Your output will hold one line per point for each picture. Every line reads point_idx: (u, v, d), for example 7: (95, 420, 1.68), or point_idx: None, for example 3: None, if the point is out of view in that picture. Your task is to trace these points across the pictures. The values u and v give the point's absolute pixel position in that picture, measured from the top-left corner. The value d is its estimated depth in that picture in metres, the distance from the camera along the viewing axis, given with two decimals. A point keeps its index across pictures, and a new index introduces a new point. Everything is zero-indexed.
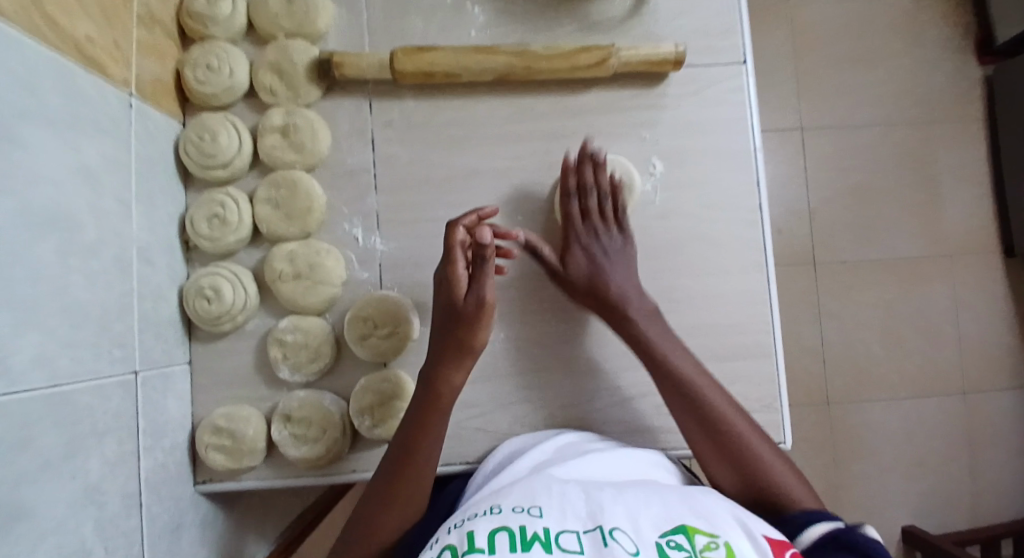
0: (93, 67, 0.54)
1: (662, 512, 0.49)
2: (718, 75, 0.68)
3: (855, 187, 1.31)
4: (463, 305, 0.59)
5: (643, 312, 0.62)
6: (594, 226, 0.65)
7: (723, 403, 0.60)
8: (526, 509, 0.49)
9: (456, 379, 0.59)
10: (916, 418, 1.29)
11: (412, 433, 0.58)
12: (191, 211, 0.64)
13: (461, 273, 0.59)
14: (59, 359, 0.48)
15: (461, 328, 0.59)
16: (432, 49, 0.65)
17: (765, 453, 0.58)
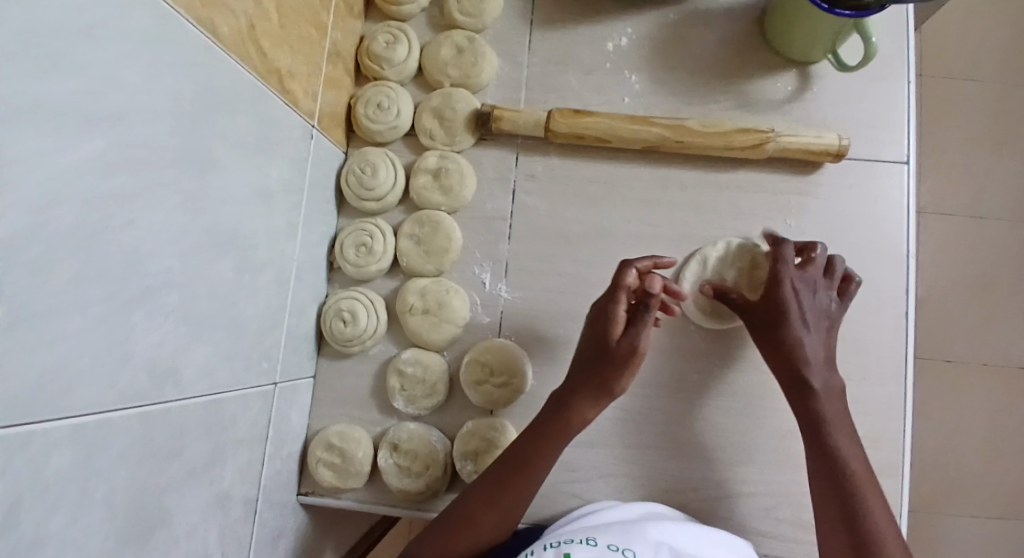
0: (286, 96, 0.58)
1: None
2: (876, 172, 0.66)
3: (979, 282, 1.23)
4: (614, 346, 0.59)
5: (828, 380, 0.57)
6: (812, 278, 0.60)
7: (868, 494, 0.53)
8: (618, 549, 0.51)
9: (589, 414, 0.59)
10: (1014, 543, 1.18)
11: (532, 450, 0.58)
12: (340, 237, 0.68)
13: (620, 313, 0.59)
14: (219, 369, 0.52)
15: (609, 364, 0.58)
16: (588, 114, 0.67)
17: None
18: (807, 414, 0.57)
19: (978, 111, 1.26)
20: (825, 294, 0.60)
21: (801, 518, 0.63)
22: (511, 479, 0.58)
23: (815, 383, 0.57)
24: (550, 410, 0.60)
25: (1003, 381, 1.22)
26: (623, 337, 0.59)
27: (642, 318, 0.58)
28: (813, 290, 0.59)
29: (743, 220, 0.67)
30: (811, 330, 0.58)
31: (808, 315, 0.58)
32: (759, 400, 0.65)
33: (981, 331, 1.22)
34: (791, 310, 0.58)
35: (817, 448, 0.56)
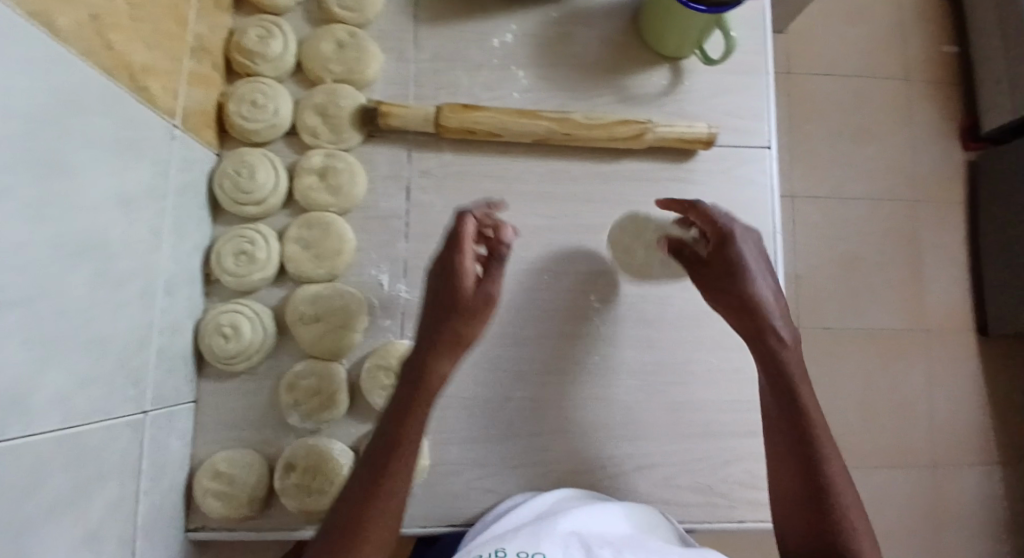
0: (142, 95, 0.52)
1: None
2: (747, 158, 0.70)
3: (845, 260, 1.37)
4: (467, 300, 0.54)
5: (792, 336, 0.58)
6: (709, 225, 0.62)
7: (824, 438, 0.56)
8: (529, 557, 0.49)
9: (445, 369, 0.55)
10: (887, 489, 1.34)
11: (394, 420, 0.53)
12: (216, 246, 0.64)
13: (468, 265, 0.55)
14: (76, 398, 0.47)
15: (446, 314, 0.54)
16: (478, 109, 0.67)
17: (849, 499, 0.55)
18: (774, 366, 0.57)
19: (835, 106, 1.40)
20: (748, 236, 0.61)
21: (701, 485, 0.66)
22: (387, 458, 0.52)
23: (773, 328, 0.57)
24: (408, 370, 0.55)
25: (870, 346, 1.36)
26: (450, 286, 0.55)
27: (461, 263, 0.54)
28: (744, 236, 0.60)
29: (631, 208, 0.69)
30: (757, 276, 0.58)
31: (758, 264, 0.59)
32: (659, 380, 0.68)
33: (849, 304, 1.36)
34: (748, 264, 0.58)
35: (780, 393, 0.57)
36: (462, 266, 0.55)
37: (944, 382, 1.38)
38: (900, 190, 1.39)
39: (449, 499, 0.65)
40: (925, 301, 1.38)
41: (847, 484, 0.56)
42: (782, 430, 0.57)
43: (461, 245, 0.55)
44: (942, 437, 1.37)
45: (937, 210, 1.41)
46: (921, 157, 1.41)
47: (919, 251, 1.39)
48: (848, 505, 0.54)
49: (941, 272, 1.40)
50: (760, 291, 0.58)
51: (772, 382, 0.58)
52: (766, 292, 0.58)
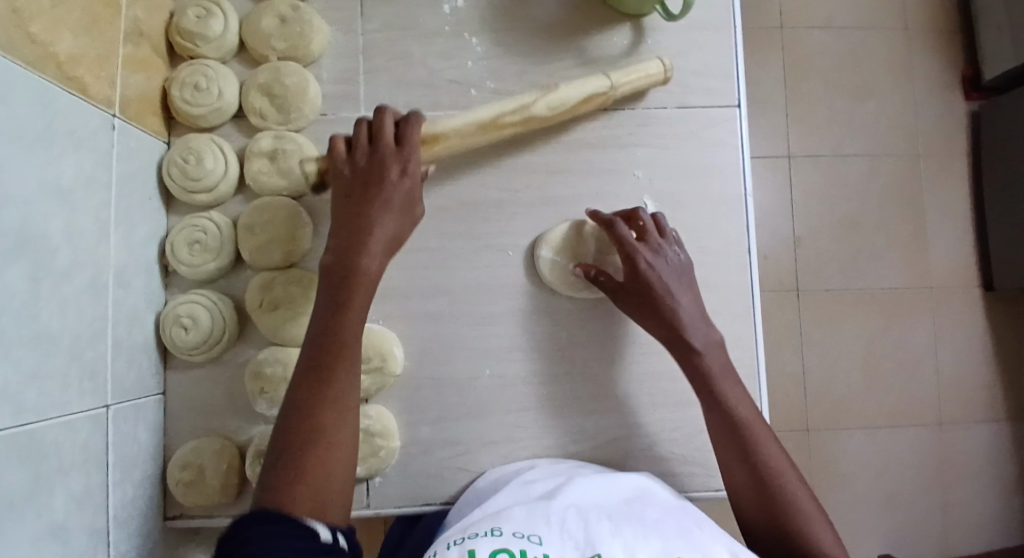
0: (75, 85, 0.51)
1: (660, 547, 0.47)
2: (716, 117, 0.67)
3: (842, 219, 1.33)
4: (389, 201, 0.56)
5: (708, 337, 0.59)
6: (655, 243, 0.61)
7: (760, 431, 0.57)
8: (526, 538, 0.47)
9: (374, 266, 0.54)
10: (890, 447, 1.33)
11: (316, 355, 0.51)
12: (170, 236, 0.63)
13: (393, 173, 0.56)
14: (28, 395, 0.46)
15: (391, 177, 0.56)
16: (438, 139, 0.61)
17: (801, 496, 0.55)
18: (709, 389, 0.58)
19: (828, 59, 1.34)
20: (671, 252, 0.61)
21: (678, 454, 0.65)
22: (324, 368, 0.50)
23: (695, 342, 0.59)
24: (335, 283, 0.53)
25: (870, 305, 1.33)
26: (393, 165, 0.57)
27: (410, 150, 0.58)
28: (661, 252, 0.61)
29: (597, 174, 0.67)
30: (677, 294, 0.60)
31: (679, 289, 0.60)
32: (632, 351, 0.66)
33: (847, 263, 1.33)
34: (659, 284, 0.60)
35: (718, 405, 0.58)
36: (406, 146, 0.58)
37: (949, 338, 1.35)
38: (897, 143, 1.35)
39: (423, 478, 0.65)
40: (927, 257, 1.34)
41: (796, 482, 0.56)
42: (725, 437, 0.57)
43: (407, 138, 0.58)
44: (947, 394, 1.35)
45: (937, 162, 1.36)
46: (919, 107, 1.35)
47: (919, 205, 1.35)
48: (801, 500, 0.55)
49: (944, 226, 1.35)
50: (681, 306, 0.59)
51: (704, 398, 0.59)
52: (685, 303, 0.60)
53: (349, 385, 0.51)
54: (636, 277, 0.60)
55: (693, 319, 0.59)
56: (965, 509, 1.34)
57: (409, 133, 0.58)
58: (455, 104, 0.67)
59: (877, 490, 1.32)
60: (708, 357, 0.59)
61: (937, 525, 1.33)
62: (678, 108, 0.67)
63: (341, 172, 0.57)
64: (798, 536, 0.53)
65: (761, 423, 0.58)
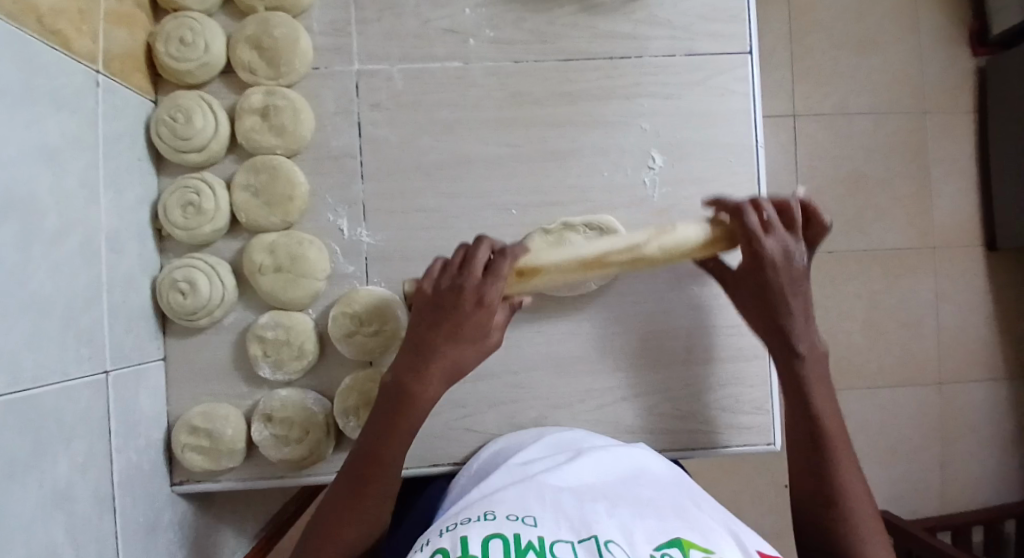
0: (56, 40, 0.48)
1: (658, 524, 0.47)
2: (725, 64, 0.65)
3: (846, 177, 1.31)
4: (465, 323, 0.52)
5: (824, 388, 0.57)
6: (777, 232, 0.54)
7: (835, 434, 0.56)
8: (519, 519, 0.46)
9: (430, 390, 0.53)
10: (889, 405, 1.34)
11: (379, 433, 0.53)
12: (162, 198, 0.61)
13: (466, 306, 0.52)
14: (23, 362, 0.44)
15: (467, 307, 0.52)
16: (537, 272, 0.55)
17: (874, 542, 0.52)
18: (796, 388, 0.57)
19: (835, 11, 1.30)
20: (798, 254, 0.55)
21: (684, 412, 0.65)
22: (363, 485, 0.53)
23: (797, 345, 0.56)
24: (399, 390, 0.53)
25: (873, 265, 1.32)
26: (473, 284, 0.52)
27: (491, 287, 0.52)
28: (788, 255, 0.55)
29: (601, 128, 0.64)
30: (794, 307, 0.56)
31: (799, 315, 0.56)
32: (640, 310, 0.64)
33: (851, 222, 1.31)
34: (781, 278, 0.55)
35: (800, 403, 0.57)
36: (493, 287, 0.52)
37: (950, 296, 1.34)
38: (903, 99, 1.32)
39: (430, 441, 0.64)
40: (931, 215, 1.33)
41: (872, 528, 0.53)
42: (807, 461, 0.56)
43: (495, 270, 0.52)
44: (947, 352, 1.35)
45: (943, 117, 1.33)
46: (927, 60, 1.32)
47: (924, 162, 1.32)
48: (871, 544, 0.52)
49: (948, 183, 1.33)
50: (790, 322, 0.56)
51: (797, 416, 0.57)
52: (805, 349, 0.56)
53: (382, 483, 0.53)
54: (756, 271, 0.55)
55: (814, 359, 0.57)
56: (961, 464, 1.36)
57: (497, 268, 0.52)
58: (453, 55, 0.64)
59: (875, 447, 1.34)
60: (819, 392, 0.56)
61: (933, 480, 1.35)
62: (686, 56, 0.64)
63: (424, 287, 0.54)
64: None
65: (837, 426, 0.56)
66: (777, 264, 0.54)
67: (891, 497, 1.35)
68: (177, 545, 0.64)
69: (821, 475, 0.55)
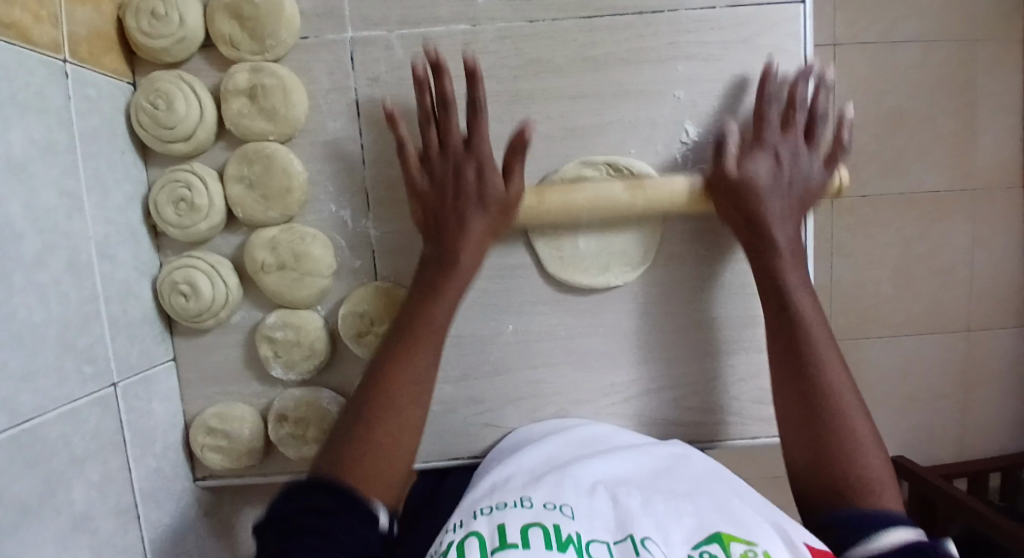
0: (10, 32, 0.42)
1: (696, 520, 0.44)
2: (771, 16, 0.56)
3: (889, 118, 1.20)
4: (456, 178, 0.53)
5: (802, 300, 0.53)
6: (794, 130, 0.54)
7: (835, 376, 0.51)
8: (556, 507, 0.45)
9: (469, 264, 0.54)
10: (918, 358, 1.30)
11: (382, 370, 0.51)
12: (153, 193, 0.56)
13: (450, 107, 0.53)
14: (20, 396, 0.42)
15: (468, 179, 0.53)
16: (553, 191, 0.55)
17: (862, 435, 0.49)
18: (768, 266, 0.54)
19: None
20: (809, 162, 0.54)
21: (715, 404, 0.61)
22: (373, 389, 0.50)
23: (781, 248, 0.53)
24: (409, 316, 0.53)
25: (911, 213, 1.24)
26: (474, 168, 0.53)
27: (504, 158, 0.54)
28: (797, 161, 0.53)
29: (627, 97, 0.57)
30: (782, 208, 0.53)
31: (776, 188, 0.53)
32: (668, 299, 0.60)
33: (891, 167, 1.22)
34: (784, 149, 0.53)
35: (799, 336, 0.52)
36: (504, 182, 0.53)
37: (992, 244, 1.27)
38: (959, 24, 1.19)
39: (448, 436, 0.62)
40: (979, 156, 1.23)
41: (854, 407, 0.51)
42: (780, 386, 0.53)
43: (474, 127, 0.53)
44: (984, 302, 1.29)
45: (1003, 44, 1.20)
46: None
47: (976, 97, 1.21)
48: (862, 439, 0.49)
49: (1001, 120, 1.22)
50: (776, 240, 0.53)
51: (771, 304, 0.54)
52: (773, 200, 0.53)
53: (406, 381, 0.51)
54: (777, 182, 0.53)
55: (781, 220, 0.53)
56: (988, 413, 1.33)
57: (514, 166, 0.53)
58: (458, 17, 0.57)
59: (899, 400, 1.32)
60: (796, 293, 0.53)
61: (956, 429, 1.33)
62: (727, 8, 0.56)
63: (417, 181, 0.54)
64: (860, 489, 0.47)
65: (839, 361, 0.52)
66: (783, 163, 0.53)
67: (912, 447, 1.34)
68: (205, 539, 0.65)
69: (805, 381, 0.51)
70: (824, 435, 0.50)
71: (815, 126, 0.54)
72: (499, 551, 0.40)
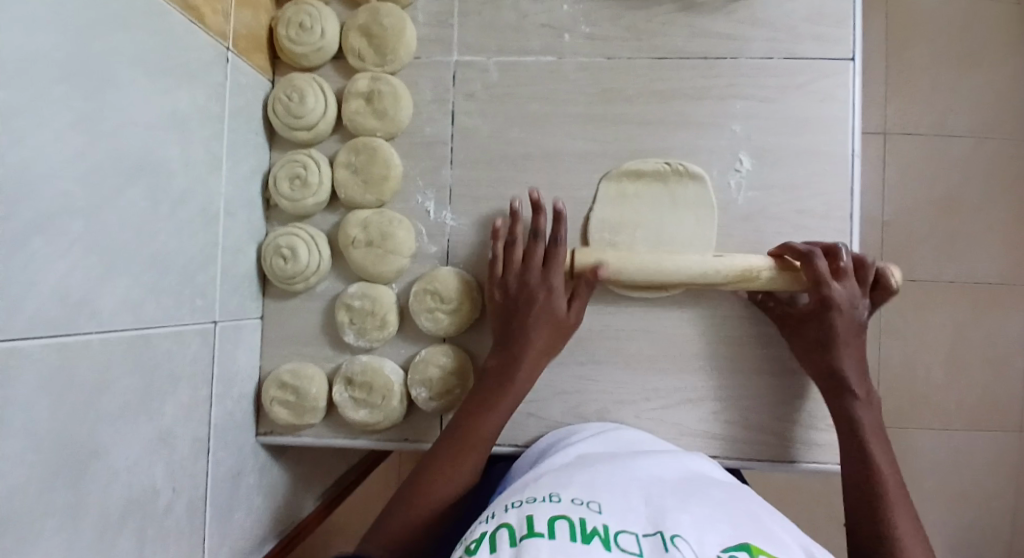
0: (192, 14, 0.53)
1: (730, 529, 0.43)
2: (824, 70, 0.63)
3: (941, 198, 1.25)
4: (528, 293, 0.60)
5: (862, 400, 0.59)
6: (843, 274, 0.59)
7: (882, 465, 0.57)
8: (586, 503, 0.44)
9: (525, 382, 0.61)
10: (969, 444, 1.26)
11: (466, 415, 0.60)
12: (274, 170, 0.66)
13: (536, 254, 0.61)
14: (146, 304, 0.49)
15: (540, 298, 0.60)
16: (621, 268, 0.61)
17: (899, 503, 0.55)
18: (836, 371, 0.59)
19: (943, 24, 1.26)
20: (859, 312, 0.59)
21: (751, 421, 0.64)
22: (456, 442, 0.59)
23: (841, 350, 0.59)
24: (496, 377, 0.60)
25: (965, 294, 1.25)
26: (545, 296, 0.60)
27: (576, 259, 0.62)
28: (853, 309, 0.59)
29: (689, 128, 0.65)
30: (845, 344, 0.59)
31: (847, 330, 0.59)
32: (713, 314, 0.65)
33: (944, 245, 1.25)
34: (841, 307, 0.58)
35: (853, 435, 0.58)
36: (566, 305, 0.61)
37: None
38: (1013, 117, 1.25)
39: None
40: None
41: (891, 471, 0.57)
42: (839, 443, 0.59)
43: (553, 260, 0.61)
44: None
45: None
46: None
47: None
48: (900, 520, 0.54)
49: None
50: (847, 355, 0.59)
51: (831, 405, 0.60)
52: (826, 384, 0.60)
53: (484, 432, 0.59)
54: (822, 314, 0.58)
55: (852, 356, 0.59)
56: None
57: (578, 294, 0.62)
58: (548, 49, 0.66)
59: (948, 487, 1.26)
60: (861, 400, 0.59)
61: (1009, 529, 1.26)
62: (784, 60, 0.64)
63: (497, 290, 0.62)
64: (892, 541, 0.52)
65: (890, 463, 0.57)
66: (842, 308, 0.58)
67: (961, 542, 1.26)
68: (257, 493, 0.69)
69: (857, 480, 0.57)
70: (868, 491, 0.56)
71: (863, 267, 0.60)
72: (525, 539, 0.39)
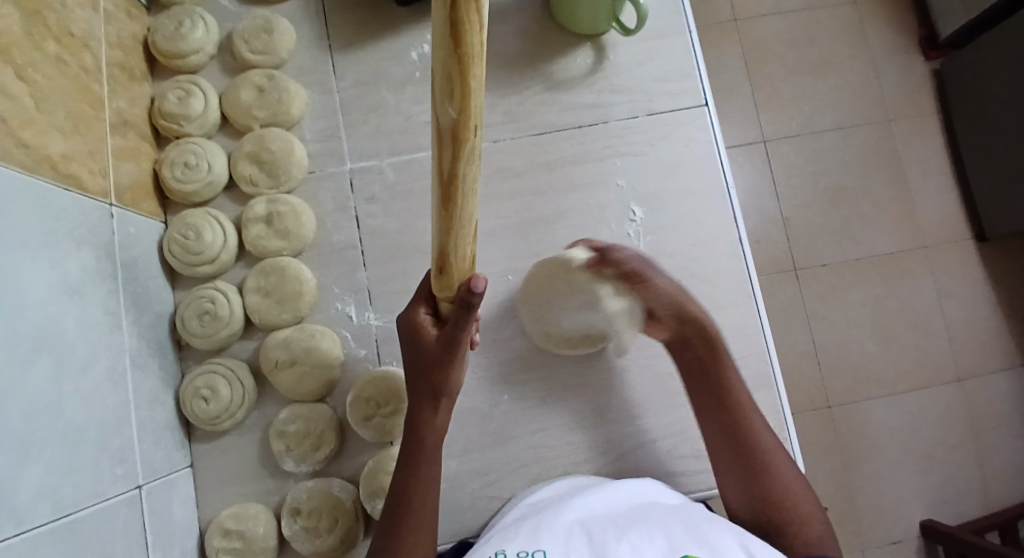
0: (70, 182, 0.52)
1: (666, 544, 0.49)
2: (685, 118, 0.71)
3: (828, 194, 1.38)
4: (427, 349, 0.52)
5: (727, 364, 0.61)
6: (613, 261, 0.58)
7: (751, 416, 0.60)
8: (530, 555, 0.48)
9: (439, 419, 0.55)
10: (915, 410, 1.33)
11: (403, 484, 0.54)
12: (180, 310, 0.64)
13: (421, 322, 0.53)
14: (63, 489, 0.46)
15: (431, 344, 0.52)
16: (443, 264, 0.43)
17: (782, 463, 0.59)
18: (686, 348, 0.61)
19: (786, 46, 1.42)
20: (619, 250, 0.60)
21: (701, 447, 0.66)
22: (400, 519, 0.54)
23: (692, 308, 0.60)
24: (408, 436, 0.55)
25: (872, 273, 1.36)
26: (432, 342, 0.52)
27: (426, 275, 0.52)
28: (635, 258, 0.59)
29: (581, 190, 0.70)
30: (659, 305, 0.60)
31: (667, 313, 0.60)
32: (642, 355, 0.68)
33: (843, 234, 1.37)
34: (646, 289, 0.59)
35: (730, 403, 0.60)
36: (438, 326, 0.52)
37: (953, 294, 1.38)
38: (865, 113, 1.42)
39: (459, 511, 0.65)
40: (916, 217, 1.39)
41: (770, 437, 0.60)
42: (714, 421, 0.60)
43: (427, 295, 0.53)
44: (962, 349, 1.36)
45: (907, 124, 1.42)
46: (882, 76, 1.43)
47: (898, 169, 1.40)
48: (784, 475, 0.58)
49: (926, 186, 1.40)
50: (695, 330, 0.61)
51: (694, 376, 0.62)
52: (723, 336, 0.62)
53: (427, 496, 0.55)
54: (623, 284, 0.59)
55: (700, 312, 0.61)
56: (1002, 461, 1.33)
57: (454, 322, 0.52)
58: None
59: (909, 456, 1.32)
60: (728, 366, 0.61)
61: (976, 483, 1.32)
62: (647, 116, 0.71)
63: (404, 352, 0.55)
64: (774, 478, 0.58)
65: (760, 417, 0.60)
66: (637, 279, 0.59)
67: (935, 506, 1.31)
68: None
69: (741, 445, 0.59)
70: (756, 467, 0.58)
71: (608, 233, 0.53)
72: None
